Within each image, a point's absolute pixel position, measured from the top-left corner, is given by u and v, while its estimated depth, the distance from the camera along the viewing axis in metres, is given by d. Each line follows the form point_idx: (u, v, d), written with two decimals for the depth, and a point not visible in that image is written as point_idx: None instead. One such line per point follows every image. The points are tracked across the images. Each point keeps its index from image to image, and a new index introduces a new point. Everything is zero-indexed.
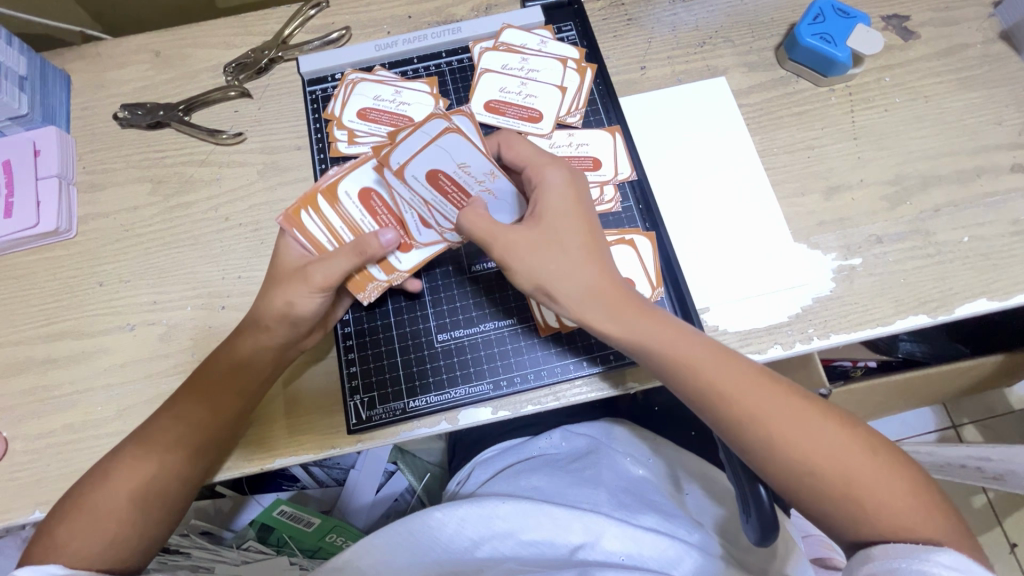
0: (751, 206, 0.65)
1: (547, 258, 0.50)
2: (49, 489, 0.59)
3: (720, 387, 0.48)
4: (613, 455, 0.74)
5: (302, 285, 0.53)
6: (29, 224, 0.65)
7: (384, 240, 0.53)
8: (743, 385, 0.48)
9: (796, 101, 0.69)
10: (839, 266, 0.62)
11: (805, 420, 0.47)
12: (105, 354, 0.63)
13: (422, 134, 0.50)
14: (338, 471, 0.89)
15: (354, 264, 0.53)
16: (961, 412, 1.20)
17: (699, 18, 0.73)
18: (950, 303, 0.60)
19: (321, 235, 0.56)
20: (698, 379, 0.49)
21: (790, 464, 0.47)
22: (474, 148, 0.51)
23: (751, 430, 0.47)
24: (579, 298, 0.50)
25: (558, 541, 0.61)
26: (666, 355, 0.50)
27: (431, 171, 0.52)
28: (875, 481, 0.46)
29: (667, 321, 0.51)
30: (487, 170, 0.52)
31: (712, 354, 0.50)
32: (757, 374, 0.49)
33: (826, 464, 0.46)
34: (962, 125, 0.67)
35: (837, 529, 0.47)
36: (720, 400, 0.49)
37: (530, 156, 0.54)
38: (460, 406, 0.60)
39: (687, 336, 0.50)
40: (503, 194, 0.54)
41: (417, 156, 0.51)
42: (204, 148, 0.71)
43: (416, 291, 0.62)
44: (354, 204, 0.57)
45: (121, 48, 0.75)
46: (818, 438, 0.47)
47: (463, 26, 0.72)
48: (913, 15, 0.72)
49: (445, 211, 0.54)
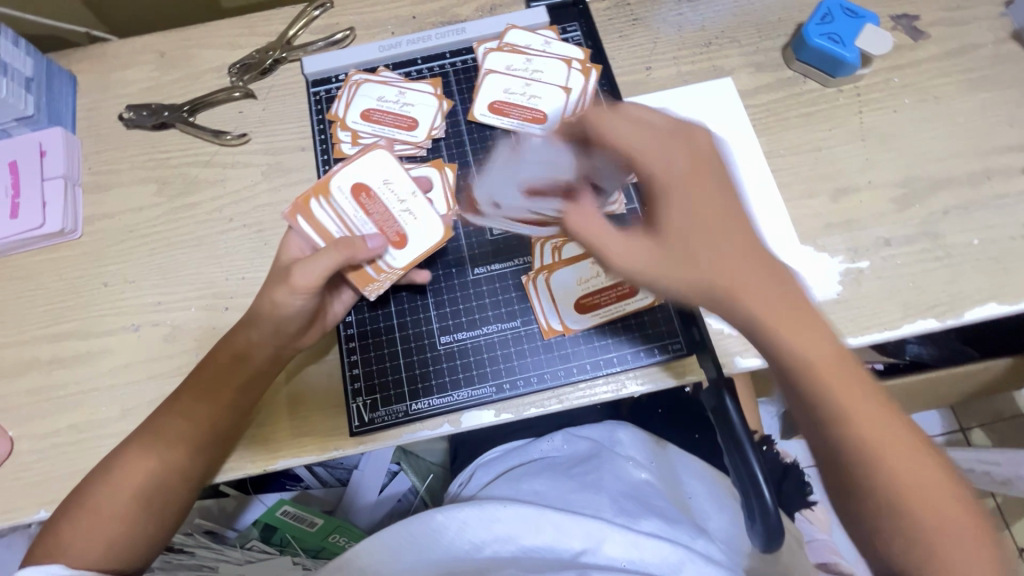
0: (755, 209, 0.64)
1: (667, 234, 0.46)
2: (55, 489, 0.59)
3: (855, 404, 0.42)
4: (616, 459, 0.73)
5: (284, 285, 0.52)
6: (35, 225, 0.65)
7: (371, 245, 0.55)
8: (865, 403, 0.42)
9: (803, 102, 0.69)
10: (846, 269, 0.62)
11: (908, 457, 0.42)
12: (110, 354, 0.64)
13: (494, 103, 0.69)
14: (341, 471, 0.88)
15: (337, 262, 0.52)
16: (970, 415, 1.19)
17: (705, 18, 0.73)
18: (959, 307, 0.59)
19: (351, 198, 0.58)
20: (825, 387, 0.42)
21: (879, 493, 0.41)
22: (534, 119, 0.66)
23: (822, 399, 0.42)
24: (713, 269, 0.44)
25: (559, 546, 0.61)
26: (795, 350, 0.42)
27: (493, 147, 0.68)
28: (932, 498, 0.41)
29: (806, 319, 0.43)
30: (542, 140, 0.64)
31: (796, 312, 0.43)
32: (874, 397, 0.43)
33: (892, 465, 0.41)
34: (972, 127, 0.66)
35: (876, 537, 0.42)
36: (842, 413, 0.42)
37: (658, 142, 0.49)
38: (461, 410, 0.59)
39: (769, 286, 0.44)
40: (552, 155, 0.61)
41: (485, 126, 0.69)
42: (208, 148, 0.71)
43: (422, 283, 0.62)
44: (355, 190, 0.58)
45: (126, 49, 0.76)
46: (885, 433, 0.42)
47: (468, 26, 0.72)
48: (923, 14, 0.71)
49: (501, 177, 0.64)
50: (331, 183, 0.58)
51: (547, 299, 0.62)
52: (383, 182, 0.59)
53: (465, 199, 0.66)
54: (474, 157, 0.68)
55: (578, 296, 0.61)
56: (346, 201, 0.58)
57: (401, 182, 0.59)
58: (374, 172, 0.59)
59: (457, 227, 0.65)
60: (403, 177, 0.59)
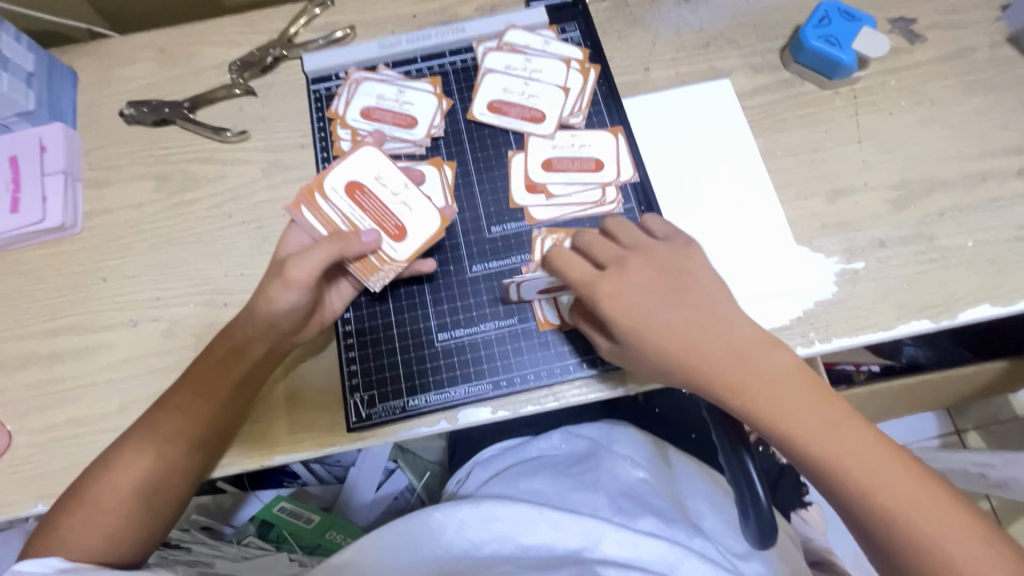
0: (751, 210, 0.65)
1: (649, 312, 0.47)
2: (53, 483, 0.59)
3: (858, 462, 0.43)
4: (613, 458, 0.74)
5: (278, 279, 0.52)
6: (34, 220, 0.66)
7: (366, 239, 0.54)
8: (870, 457, 0.43)
9: (800, 103, 0.69)
10: (842, 270, 0.62)
11: (930, 503, 0.42)
12: (109, 349, 0.64)
13: (524, 90, 0.70)
14: (338, 468, 0.90)
15: (331, 255, 0.52)
16: (965, 418, 1.19)
17: (704, 19, 0.73)
18: (953, 308, 0.60)
19: (346, 196, 0.58)
20: (820, 447, 0.44)
21: (907, 545, 0.41)
22: (560, 105, 0.69)
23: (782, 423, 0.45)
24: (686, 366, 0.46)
25: (557, 544, 0.61)
26: (783, 418, 0.45)
27: (528, 134, 0.68)
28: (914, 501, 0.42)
29: (800, 382, 0.45)
30: (573, 130, 0.68)
31: (748, 339, 0.47)
32: (881, 447, 0.44)
33: (862, 475, 0.43)
34: (968, 130, 0.67)
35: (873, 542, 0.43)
36: (848, 470, 0.43)
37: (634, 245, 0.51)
38: (458, 406, 0.60)
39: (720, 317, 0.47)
40: (596, 146, 0.67)
41: (516, 115, 0.69)
42: (208, 145, 0.71)
43: (429, 273, 0.61)
44: (349, 188, 0.58)
45: (128, 46, 0.76)
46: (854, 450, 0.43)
47: (467, 25, 0.72)
48: (920, 17, 0.71)
49: (558, 163, 0.67)
50: (324, 184, 0.58)
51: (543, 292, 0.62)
52: (376, 177, 0.59)
53: (517, 184, 0.67)
54: (473, 155, 0.69)
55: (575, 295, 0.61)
56: (342, 200, 0.58)
57: (394, 175, 0.59)
58: (367, 168, 0.59)
59: (456, 225, 0.66)
60: (395, 170, 0.59)
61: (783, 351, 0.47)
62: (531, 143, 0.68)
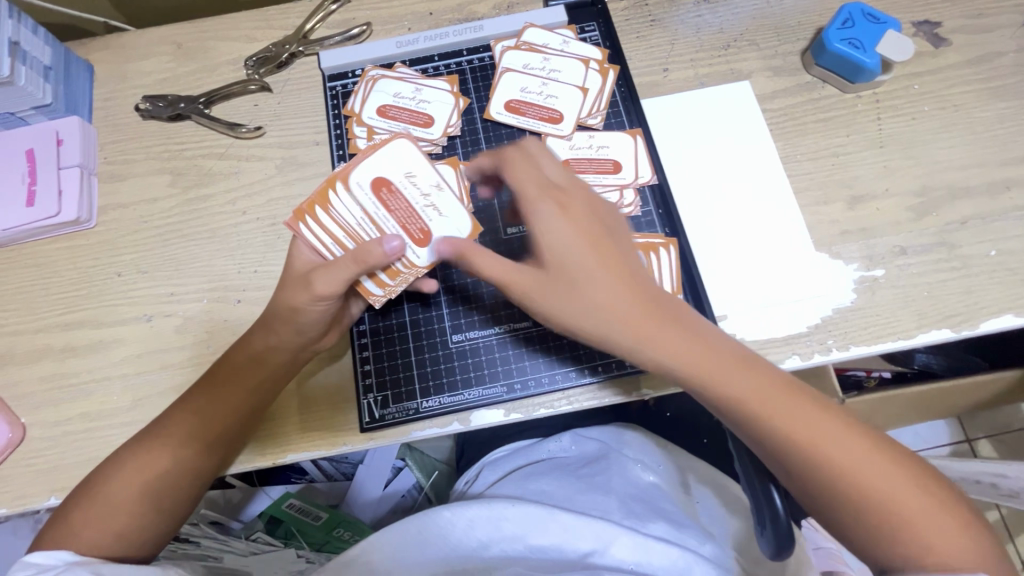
0: (769, 216, 0.64)
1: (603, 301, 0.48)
2: (65, 476, 0.59)
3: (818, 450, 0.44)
4: (624, 461, 0.74)
5: (304, 292, 0.51)
6: (50, 214, 0.66)
7: (389, 247, 0.51)
8: (824, 434, 0.45)
9: (821, 107, 0.68)
10: (861, 277, 0.61)
11: (879, 471, 0.44)
12: (122, 344, 0.64)
13: (542, 90, 0.69)
14: (346, 466, 0.89)
15: (356, 272, 0.50)
16: (976, 427, 1.18)
17: (724, 20, 0.72)
18: (974, 318, 0.59)
19: (371, 194, 0.54)
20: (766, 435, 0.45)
21: (824, 476, 0.44)
22: (577, 107, 0.68)
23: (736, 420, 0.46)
24: (601, 312, 0.47)
25: (566, 547, 0.60)
26: (735, 408, 0.46)
27: (544, 136, 0.68)
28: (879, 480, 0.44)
29: (738, 370, 0.46)
30: (590, 132, 0.68)
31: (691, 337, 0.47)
32: (769, 394, 0.46)
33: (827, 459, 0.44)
34: (992, 136, 0.66)
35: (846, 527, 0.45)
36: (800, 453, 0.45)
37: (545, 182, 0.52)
38: (471, 409, 0.59)
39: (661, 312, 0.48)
40: (613, 150, 0.67)
41: (534, 115, 0.68)
42: (223, 141, 0.71)
43: (431, 293, 0.62)
44: (375, 187, 0.54)
45: (144, 40, 0.76)
46: (816, 438, 0.45)
47: (485, 24, 0.72)
48: (944, 21, 0.70)
49: (575, 166, 0.66)
50: (348, 180, 0.54)
51: None
52: (405, 175, 0.55)
53: None
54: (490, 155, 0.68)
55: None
56: (366, 198, 0.54)
57: (424, 174, 0.55)
58: (395, 166, 0.55)
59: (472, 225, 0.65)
60: (427, 169, 0.56)
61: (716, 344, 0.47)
62: (548, 145, 0.67)
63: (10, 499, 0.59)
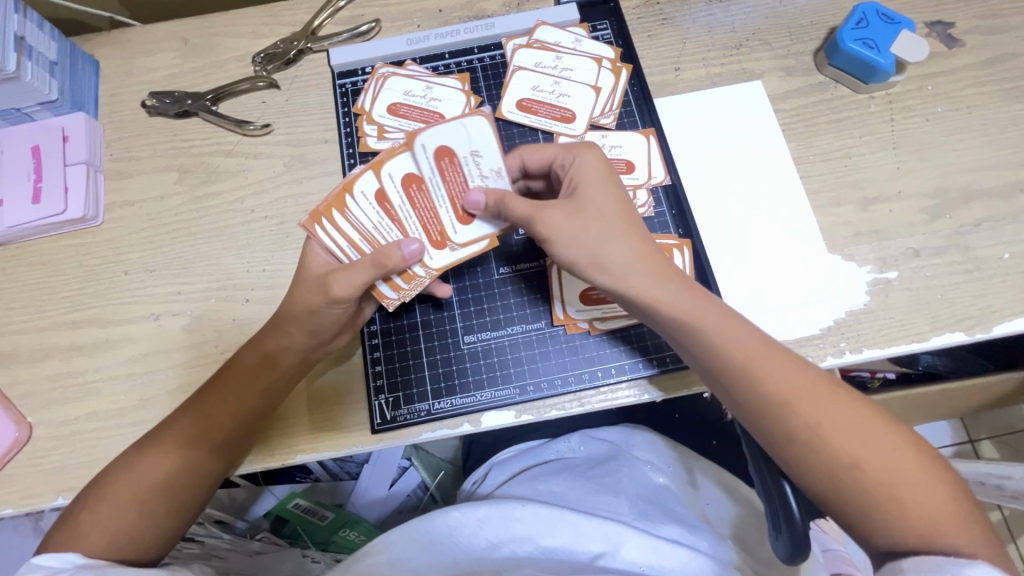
0: (783, 217, 0.63)
1: (644, 277, 0.50)
2: (72, 476, 0.59)
3: (851, 439, 0.45)
4: (633, 462, 0.73)
5: (320, 296, 0.51)
6: (56, 211, 0.65)
7: (407, 251, 0.51)
8: (856, 418, 0.46)
9: (833, 108, 0.68)
10: (874, 279, 0.61)
11: (913, 466, 0.45)
12: (129, 343, 0.63)
13: (554, 88, 0.68)
14: (352, 465, 0.87)
15: (374, 276, 0.50)
16: (980, 428, 1.18)
17: (736, 19, 0.72)
18: (988, 321, 0.59)
19: (400, 186, 0.53)
20: (798, 410, 0.47)
21: (851, 466, 0.45)
22: (590, 106, 0.68)
23: (764, 396, 0.48)
24: (637, 280, 0.50)
25: (578, 548, 0.60)
26: (766, 379, 0.48)
27: (556, 135, 0.68)
28: (919, 480, 0.44)
29: (766, 348, 0.49)
30: (602, 131, 0.67)
31: (723, 313, 0.50)
32: (776, 349, 0.50)
33: (863, 447, 0.45)
34: (1005, 138, 0.65)
35: (877, 534, 0.44)
36: (832, 435, 0.46)
37: (558, 148, 0.54)
38: (483, 410, 0.59)
39: (698, 296, 0.51)
40: (626, 149, 0.66)
41: (545, 114, 0.68)
42: (230, 138, 0.70)
43: (444, 297, 0.61)
44: (432, 159, 0.53)
45: (150, 36, 0.75)
46: (852, 428, 0.46)
47: (497, 21, 0.71)
48: (958, 22, 0.70)
49: None
50: (382, 168, 0.53)
51: (565, 289, 0.61)
52: (471, 151, 0.53)
53: None
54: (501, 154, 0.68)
55: (584, 287, 0.61)
56: (395, 190, 0.53)
57: (490, 156, 0.53)
58: (465, 139, 0.53)
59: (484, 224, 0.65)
60: (494, 152, 0.53)
61: (749, 327, 0.51)
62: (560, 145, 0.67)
63: (17, 498, 0.58)
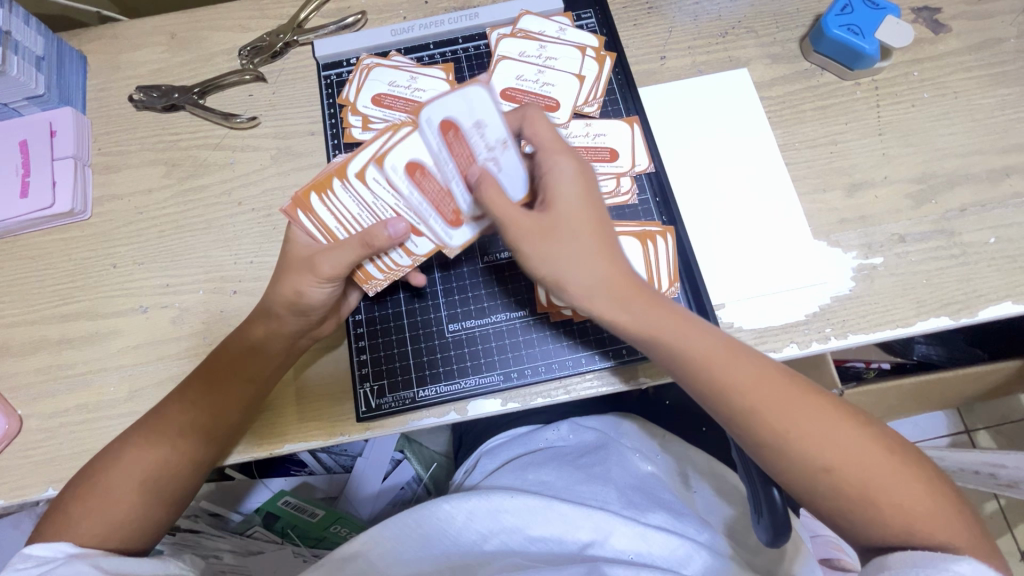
0: (768, 206, 0.63)
1: (607, 302, 0.48)
2: (63, 467, 0.59)
3: (822, 453, 0.46)
4: (622, 450, 0.73)
5: (309, 276, 0.51)
6: (44, 206, 0.65)
7: (394, 230, 0.49)
8: (827, 434, 0.47)
9: (820, 94, 0.68)
10: (860, 265, 0.61)
11: (888, 474, 0.46)
12: (118, 336, 0.64)
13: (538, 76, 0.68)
14: (345, 458, 0.88)
15: (362, 255, 0.50)
16: (976, 417, 1.18)
17: (722, 7, 0.72)
18: (973, 306, 0.59)
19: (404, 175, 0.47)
20: (761, 422, 0.47)
21: (821, 474, 0.46)
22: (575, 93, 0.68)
23: (730, 399, 0.48)
24: (602, 307, 0.49)
25: (567, 538, 0.61)
26: (731, 381, 0.48)
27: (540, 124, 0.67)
28: (892, 484, 0.46)
29: (719, 359, 0.49)
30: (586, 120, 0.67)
31: (685, 324, 0.49)
32: (732, 347, 0.50)
33: (839, 455, 0.46)
34: (992, 123, 0.65)
35: (851, 530, 0.47)
36: (801, 446, 0.46)
37: (548, 139, 0.50)
38: (469, 397, 0.59)
39: (665, 318, 0.49)
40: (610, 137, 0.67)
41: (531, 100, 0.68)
42: (217, 131, 0.70)
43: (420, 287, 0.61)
44: (436, 135, 0.46)
45: (136, 30, 0.75)
46: (828, 436, 0.46)
47: (481, 11, 0.71)
48: (945, 7, 0.70)
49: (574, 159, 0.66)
50: (382, 163, 0.47)
51: None
52: (474, 122, 0.47)
53: None
54: None
55: None
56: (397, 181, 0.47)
57: (497, 125, 0.47)
58: (469, 108, 0.46)
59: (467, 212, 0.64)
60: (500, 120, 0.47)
61: (709, 334, 0.49)
62: None
63: (9, 489, 0.59)
